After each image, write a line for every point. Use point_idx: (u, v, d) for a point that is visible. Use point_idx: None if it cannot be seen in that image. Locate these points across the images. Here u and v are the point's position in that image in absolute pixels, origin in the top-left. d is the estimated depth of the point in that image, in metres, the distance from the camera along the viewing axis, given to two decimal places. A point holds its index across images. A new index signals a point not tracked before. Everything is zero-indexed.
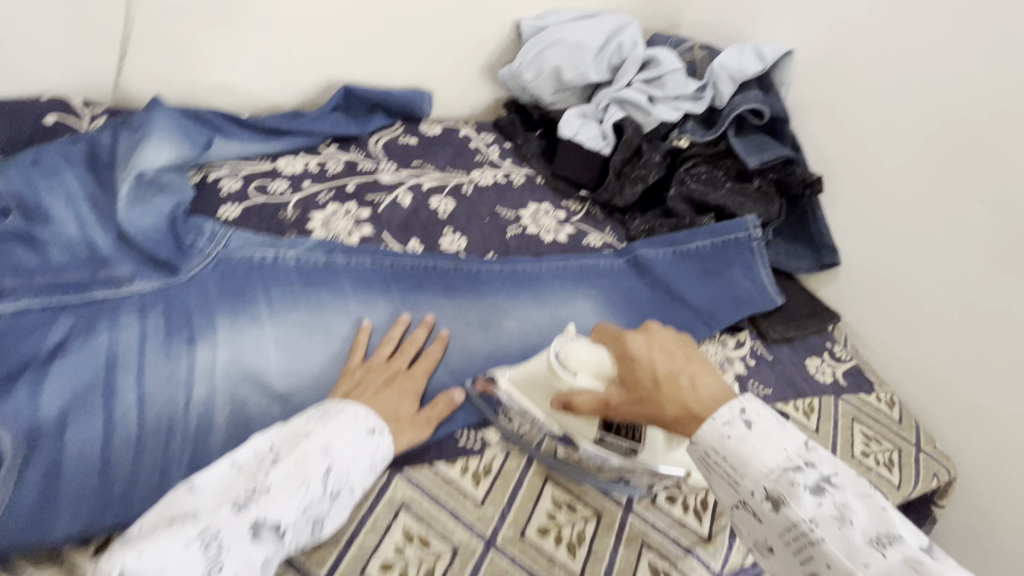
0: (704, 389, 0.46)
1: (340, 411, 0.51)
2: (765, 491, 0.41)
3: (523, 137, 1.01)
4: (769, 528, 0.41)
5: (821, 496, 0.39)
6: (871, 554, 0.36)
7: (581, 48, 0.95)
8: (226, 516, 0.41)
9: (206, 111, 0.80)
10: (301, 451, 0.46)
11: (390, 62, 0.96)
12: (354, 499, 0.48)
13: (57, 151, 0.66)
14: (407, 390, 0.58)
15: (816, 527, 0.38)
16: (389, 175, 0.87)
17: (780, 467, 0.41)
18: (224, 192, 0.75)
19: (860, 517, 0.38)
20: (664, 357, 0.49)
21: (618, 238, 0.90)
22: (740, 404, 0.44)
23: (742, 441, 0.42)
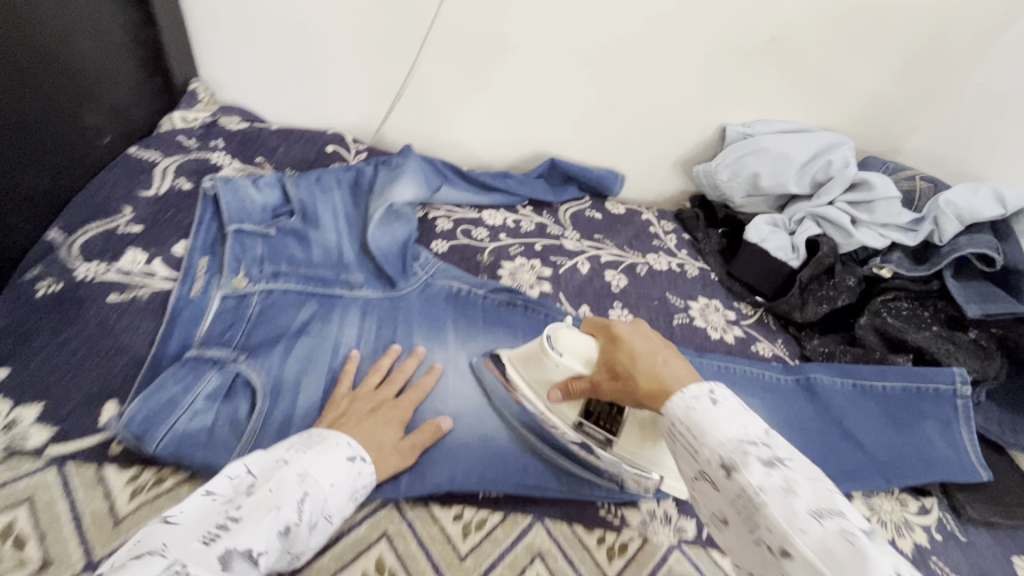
0: (672, 372, 0.46)
1: (321, 437, 0.50)
2: (721, 458, 0.39)
3: (703, 232, 1.02)
4: (722, 496, 0.39)
5: (773, 468, 0.37)
6: (809, 521, 0.34)
7: (786, 159, 0.95)
8: (194, 548, 0.35)
9: (441, 162, 0.95)
10: (280, 478, 0.44)
11: (594, 144, 1.06)
12: (327, 531, 0.46)
13: (334, 175, 0.85)
14: (391, 419, 0.58)
15: (762, 495, 0.36)
16: (572, 242, 0.94)
17: (736, 440, 0.39)
18: (439, 230, 0.88)
19: (809, 497, 0.35)
20: (642, 342, 0.51)
21: (791, 352, 0.85)
22: (708, 388, 0.44)
23: (704, 415, 0.42)
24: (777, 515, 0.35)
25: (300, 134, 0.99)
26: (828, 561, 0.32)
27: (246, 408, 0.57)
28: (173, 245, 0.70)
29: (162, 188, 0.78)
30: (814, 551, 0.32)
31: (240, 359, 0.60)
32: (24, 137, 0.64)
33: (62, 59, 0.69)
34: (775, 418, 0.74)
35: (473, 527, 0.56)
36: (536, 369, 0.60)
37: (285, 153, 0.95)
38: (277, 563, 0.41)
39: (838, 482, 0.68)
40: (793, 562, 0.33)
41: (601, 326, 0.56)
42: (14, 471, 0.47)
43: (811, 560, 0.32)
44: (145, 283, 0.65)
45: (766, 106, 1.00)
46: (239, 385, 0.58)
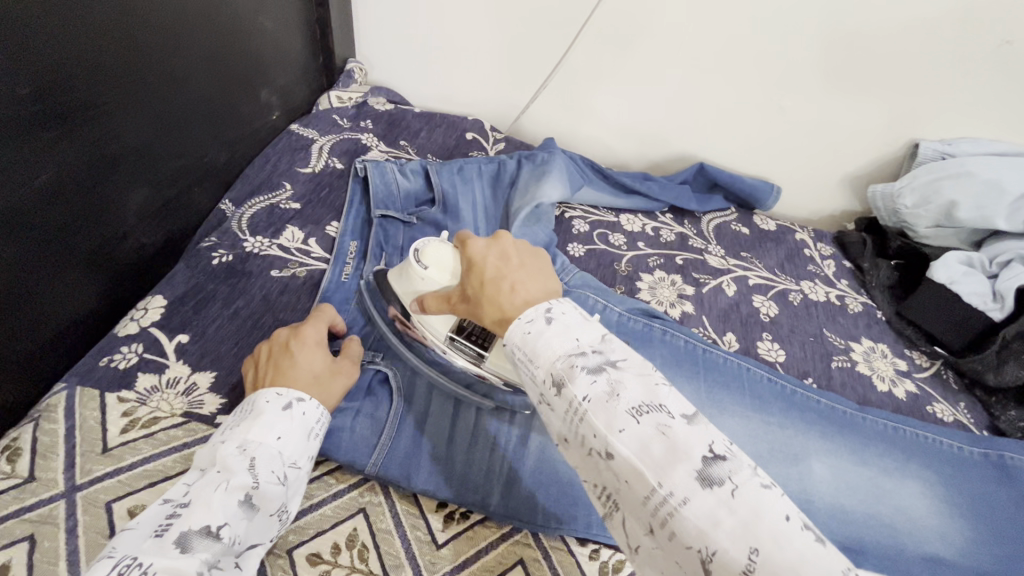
0: (522, 292, 0.42)
1: (248, 404, 0.47)
2: (551, 376, 0.36)
3: (871, 262, 0.89)
4: (558, 419, 0.36)
5: (599, 374, 0.35)
6: (628, 420, 0.33)
7: (998, 190, 0.79)
8: (146, 542, 0.35)
9: (583, 159, 0.91)
10: (219, 458, 0.42)
11: (748, 149, 0.96)
12: (303, 475, 0.45)
13: (476, 166, 0.83)
14: (312, 345, 0.53)
15: (587, 408, 0.34)
16: (716, 259, 0.86)
17: (567, 354, 0.37)
18: (575, 232, 0.84)
19: (633, 395, 0.34)
20: (496, 261, 0.45)
21: (978, 422, 0.72)
22: (549, 306, 0.40)
23: (538, 333, 0.38)
24: (606, 425, 0.33)
25: (442, 120, 0.98)
26: (644, 458, 0.32)
27: (386, 405, 0.55)
28: (326, 225, 0.72)
29: (318, 166, 0.80)
30: (660, 479, 0.31)
31: (380, 357, 0.58)
32: (208, 110, 0.68)
33: (245, 35, 0.71)
34: (955, 499, 0.62)
35: (609, 571, 0.48)
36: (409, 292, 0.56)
37: (427, 138, 0.95)
38: (264, 527, 0.41)
39: None
40: (614, 463, 0.33)
41: (457, 241, 0.50)
42: (193, 436, 0.48)
43: (630, 461, 0.32)
44: (303, 261, 0.67)
45: (974, 122, 0.84)
46: (378, 384, 0.57)
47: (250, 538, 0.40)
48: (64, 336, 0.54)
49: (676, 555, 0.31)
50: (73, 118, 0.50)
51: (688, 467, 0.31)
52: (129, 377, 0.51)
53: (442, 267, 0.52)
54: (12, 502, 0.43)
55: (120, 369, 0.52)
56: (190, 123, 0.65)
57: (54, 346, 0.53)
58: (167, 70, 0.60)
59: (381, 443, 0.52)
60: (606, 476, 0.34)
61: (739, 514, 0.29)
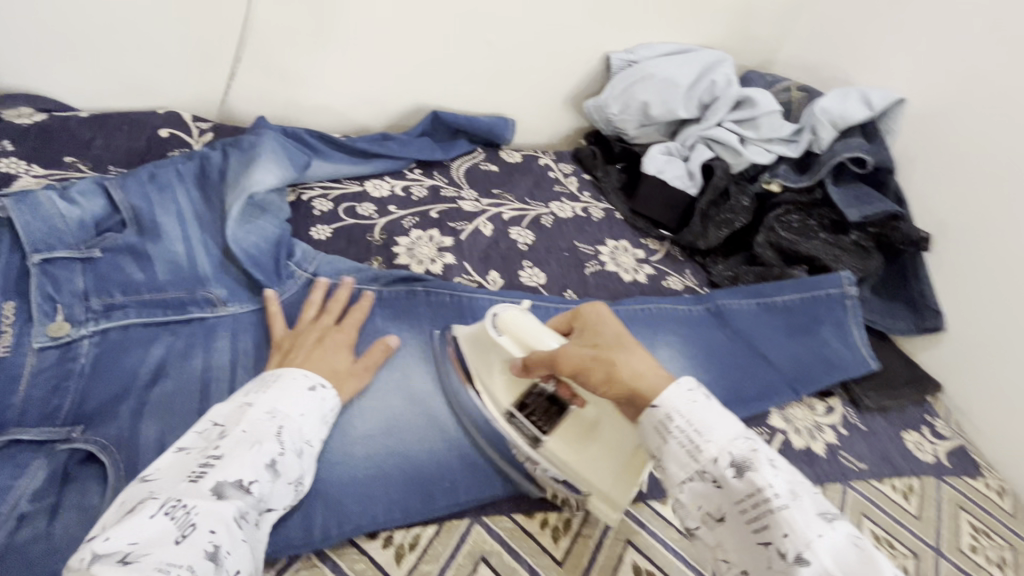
0: (631, 370, 0.48)
1: (276, 375, 0.51)
2: (731, 457, 0.42)
3: (602, 170, 1.00)
4: (726, 495, 0.42)
5: (772, 467, 0.41)
6: (823, 526, 0.38)
7: (672, 84, 0.93)
8: (185, 486, 0.40)
9: (307, 133, 0.83)
10: (251, 419, 0.46)
11: (476, 86, 0.97)
12: (315, 452, 0.50)
13: (172, 168, 0.69)
14: (339, 345, 0.58)
15: (780, 502, 0.39)
16: (470, 203, 0.87)
17: (739, 436, 0.43)
18: (316, 213, 0.77)
19: (813, 503, 0.40)
20: (609, 324, 0.55)
21: (700, 282, 0.87)
22: (700, 387, 0.46)
23: (696, 408, 0.44)
24: (795, 518, 0.38)
25: (120, 120, 0.81)
26: (841, 564, 0.36)
27: (96, 490, 0.46)
28: None
29: None
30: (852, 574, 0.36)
31: (76, 434, 0.48)
32: None
33: None
34: (693, 352, 0.75)
35: (405, 551, 0.50)
36: (486, 360, 0.58)
37: (105, 148, 0.78)
38: (285, 492, 0.46)
39: (758, 403, 0.70)
40: (804, 567, 0.36)
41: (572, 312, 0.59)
42: None
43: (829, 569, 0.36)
44: None
45: (644, 31, 0.97)
46: (77, 465, 0.47)
47: (272, 499, 0.44)
48: None
49: (754, 558, 0.40)
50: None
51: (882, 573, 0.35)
52: None
53: (537, 335, 0.55)
54: None
55: None
56: None
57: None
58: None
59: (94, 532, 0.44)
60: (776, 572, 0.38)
61: None
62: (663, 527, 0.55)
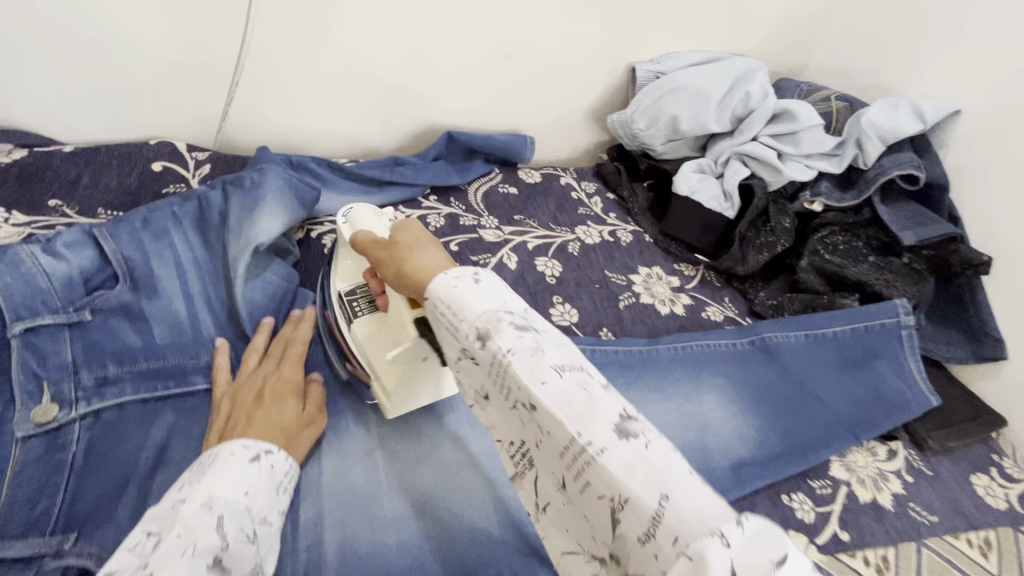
0: (416, 264, 0.43)
1: (210, 459, 0.42)
2: (477, 328, 0.36)
3: (628, 189, 0.94)
4: (481, 370, 0.37)
5: (609, 394, 0.34)
6: (628, 446, 0.31)
7: (704, 97, 0.87)
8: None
9: (313, 162, 0.77)
10: (183, 517, 0.36)
11: (492, 104, 0.90)
12: (274, 531, 0.42)
13: (167, 211, 0.62)
14: (283, 394, 0.52)
15: (510, 359, 0.34)
16: (491, 232, 0.81)
17: (490, 312, 0.36)
18: (328, 254, 0.71)
19: (610, 408, 0.33)
20: (410, 236, 0.47)
21: (741, 311, 0.81)
22: (475, 271, 0.40)
23: (464, 290, 0.38)
24: (577, 420, 0.32)
25: (109, 154, 0.74)
26: (624, 472, 0.30)
27: None
28: None
29: None
30: (579, 429, 0.31)
31: (68, 545, 0.42)
32: None
33: None
34: (742, 394, 0.70)
35: None
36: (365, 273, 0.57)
37: (93, 187, 0.71)
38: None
39: (819, 452, 0.64)
40: (535, 416, 0.33)
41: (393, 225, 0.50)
42: None
43: (627, 486, 0.30)
44: None
45: (669, 39, 0.90)
46: None
47: None
48: None
49: (513, 427, 0.36)
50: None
51: (635, 471, 0.30)
52: None
53: (375, 227, 0.54)
54: None
55: None
56: None
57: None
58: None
59: None
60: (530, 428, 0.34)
61: (664, 504, 0.28)
62: None
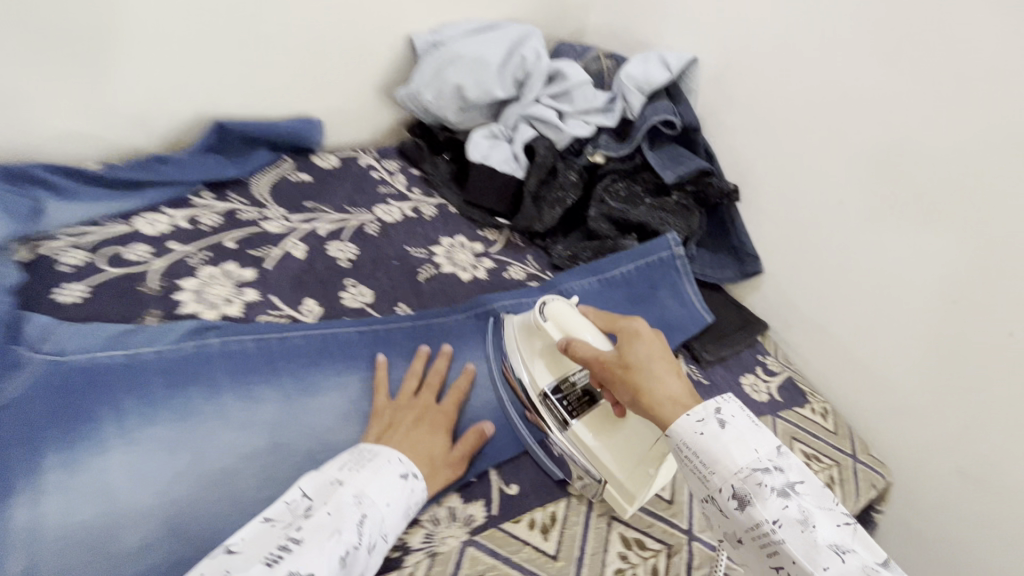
0: (664, 396, 0.49)
1: (373, 454, 0.50)
2: (732, 489, 0.43)
3: (430, 163, 0.93)
4: (732, 523, 0.43)
5: (789, 499, 0.41)
6: (827, 556, 0.39)
7: (483, 64, 0.88)
8: (258, 570, 0.38)
9: (41, 169, 0.66)
10: (335, 499, 0.45)
11: (265, 88, 0.84)
12: (386, 547, 0.46)
13: None
14: (437, 427, 0.57)
15: (779, 533, 0.40)
16: (277, 223, 0.76)
17: (748, 469, 0.43)
18: (63, 269, 0.62)
19: (827, 532, 0.40)
20: (643, 348, 0.53)
21: (542, 266, 0.85)
22: (715, 406, 0.47)
23: (713, 440, 0.45)
24: (809, 560, 0.39)
25: None
26: (805, 554, 0.39)
27: None
28: None
29: None
30: (843, 560, 0.39)
31: None
32: None
33: None
34: None
35: None
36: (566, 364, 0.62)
37: None
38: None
39: None
40: (786, 565, 0.40)
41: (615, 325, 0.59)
42: None
43: (796, 564, 0.39)
44: None
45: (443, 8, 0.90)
46: None
47: None
48: None
49: (771, 573, 0.42)
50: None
51: (855, 557, 0.39)
52: None
53: (581, 330, 0.59)
54: None
55: None
56: None
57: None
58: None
59: None
60: (769, 574, 0.41)
61: None
62: (517, 549, 0.52)
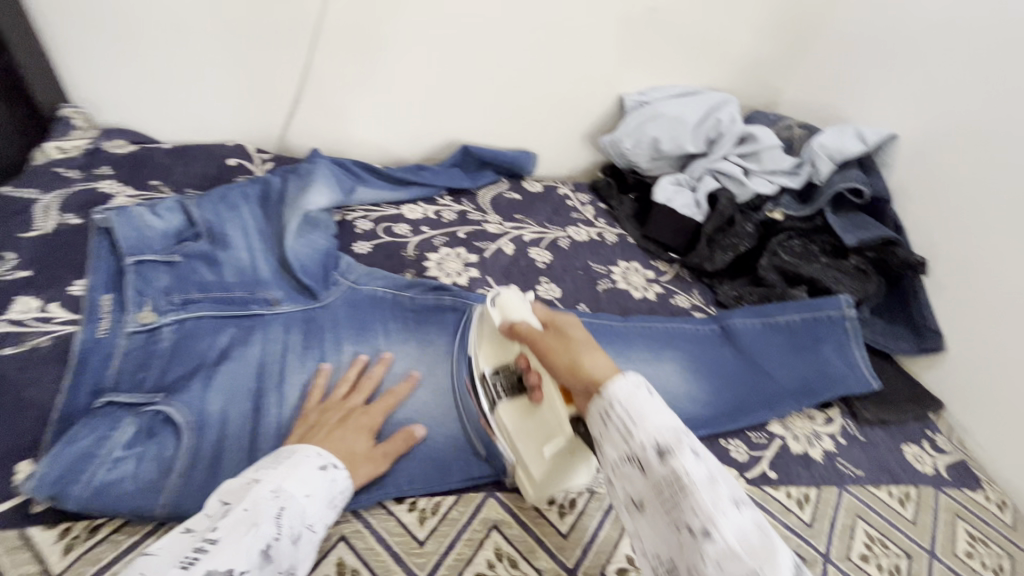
0: (595, 365, 0.51)
1: (291, 452, 0.51)
2: (657, 441, 0.42)
3: (617, 200, 1.09)
4: (650, 479, 0.42)
5: (698, 459, 0.41)
6: (726, 507, 0.38)
7: (680, 122, 1.02)
8: (176, 574, 0.37)
9: (354, 163, 0.95)
10: (254, 498, 0.45)
11: (504, 126, 1.08)
12: (314, 539, 0.48)
13: (240, 191, 0.81)
14: (362, 427, 0.59)
15: (689, 478, 0.39)
16: (495, 226, 0.97)
17: (671, 428, 0.43)
18: (359, 231, 0.88)
19: (726, 488, 0.40)
20: (553, 338, 0.57)
21: (706, 301, 0.93)
22: (642, 381, 0.47)
23: (643, 402, 0.45)
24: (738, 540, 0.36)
25: (197, 152, 0.93)
26: (740, 540, 0.36)
27: (174, 443, 0.55)
28: (68, 284, 0.67)
29: (48, 226, 0.74)
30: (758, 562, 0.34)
31: (161, 398, 0.58)
32: None
33: None
34: (696, 367, 0.80)
35: (428, 514, 0.57)
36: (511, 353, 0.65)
37: (183, 174, 0.90)
38: None
39: (758, 413, 0.75)
40: (706, 541, 0.37)
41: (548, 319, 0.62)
42: None
43: (730, 546, 0.36)
44: (42, 330, 0.61)
45: (657, 74, 1.06)
46: (161, 424, 0.56)
47: None
48: None
49: (671, 543, 0.40)
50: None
51: (775, 545, 0.36)
52: None
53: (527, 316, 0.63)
54: None
55: None
56: None
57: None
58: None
59: (170, 483, 0.53)
60: (686, 555, 0.38)
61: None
62: None
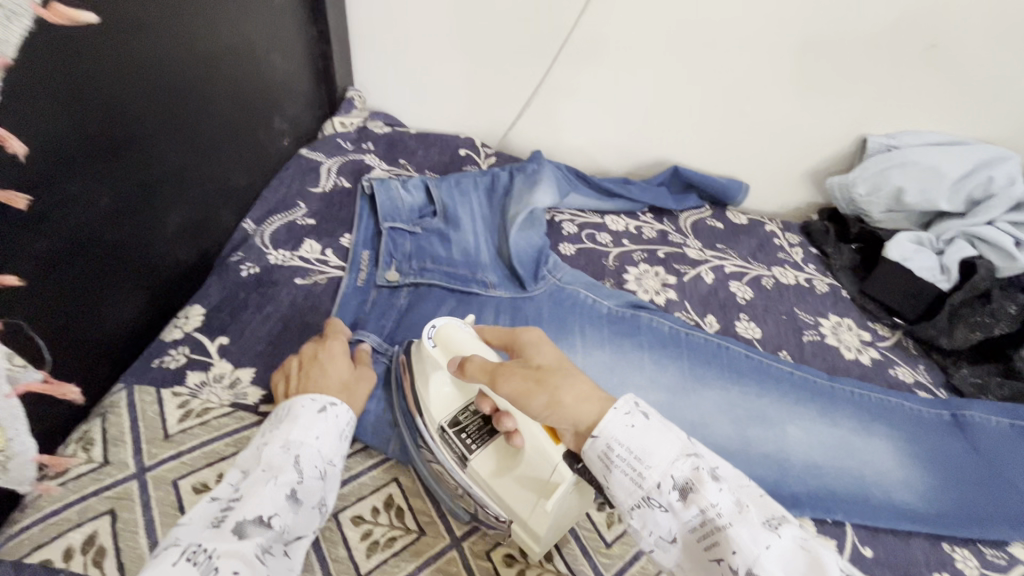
0: (568, 396, 0.47)
1: (287, 410, 0.55)
2: (672, 479, 0.40)
3: (834, 247, 0.98)
4: (679, 522, 0.40)
5: (717, 482, 0.40)
6: (769, 534, 0.37)
7: (938, 174, 0.88)
8: (208, 533, 0.42)
9: (568, 169, 1.00)
10: (267, 456, 0.49)
11: (719, 152, 1.04)
12: (337, 472, 0.54)
13: (472, 179, 0.90)
14: (338, 356, 0.63)
15: (724, 521, 0.37)
16: (695, 251, 0.95)
17: (684, 459, 0.41)
18: (565, 233, 0.93)
19: (765, 515, 0.39)
20: (508, 369, 0.51)
21: (935, 381, 0.81)
22: (637, 403, 0.44)
23: (643, 428, 0.42)
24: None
25: (436, 139, 1.06)
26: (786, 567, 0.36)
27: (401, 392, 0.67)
28: (340, 237, 0.82)
29: (328, 186, 0.90)
30: None
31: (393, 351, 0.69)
32: (234, 135, 0.79)
33: (251, 61, 0.80)
34: (917, 455, 0.69)
35: (614, 520, 0.60)
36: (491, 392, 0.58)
37: (423, 156, 1.03)
38: (313, 516, 0.49)
39: (994, 528, 0.64)
40: None
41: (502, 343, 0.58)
42: (241, 422, 0.61)
43: None
44: (322, 270, 0.77)
45: (918, 116, 0.93)
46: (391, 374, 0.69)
47: (299, 526, 0.47)
48: (117, 344, 0.64)
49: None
50: (115, 137, 0.58)
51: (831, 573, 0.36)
52: (178, 375, 0.63)
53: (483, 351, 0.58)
54: (93, 482, 0.54)
55: (170, 369, 0.64)
56: (219, 148, 0.76)
57: (63, 370, 0.57)
58: (202, 89, 0.70)
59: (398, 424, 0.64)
60: None
61: None
62: None
